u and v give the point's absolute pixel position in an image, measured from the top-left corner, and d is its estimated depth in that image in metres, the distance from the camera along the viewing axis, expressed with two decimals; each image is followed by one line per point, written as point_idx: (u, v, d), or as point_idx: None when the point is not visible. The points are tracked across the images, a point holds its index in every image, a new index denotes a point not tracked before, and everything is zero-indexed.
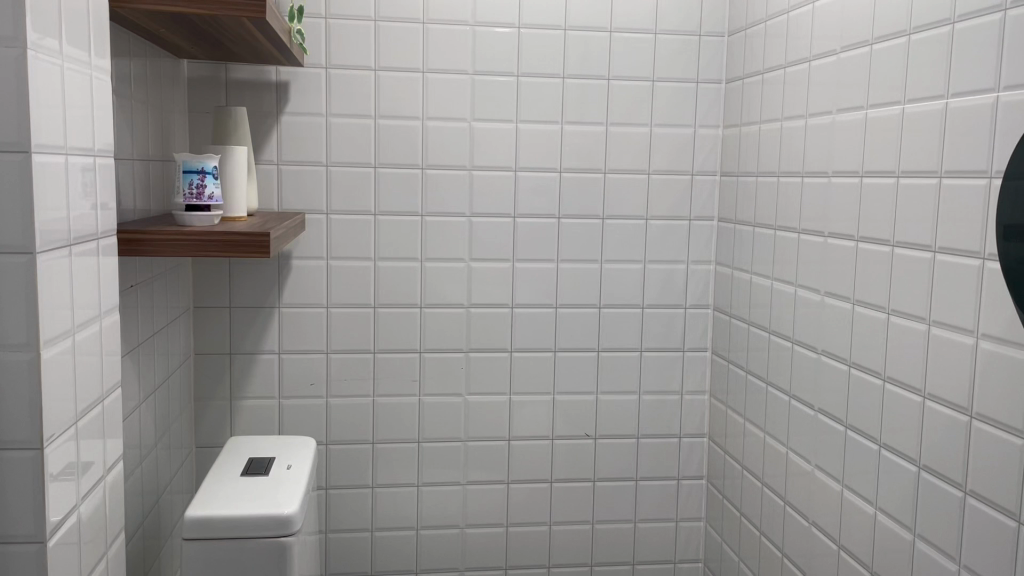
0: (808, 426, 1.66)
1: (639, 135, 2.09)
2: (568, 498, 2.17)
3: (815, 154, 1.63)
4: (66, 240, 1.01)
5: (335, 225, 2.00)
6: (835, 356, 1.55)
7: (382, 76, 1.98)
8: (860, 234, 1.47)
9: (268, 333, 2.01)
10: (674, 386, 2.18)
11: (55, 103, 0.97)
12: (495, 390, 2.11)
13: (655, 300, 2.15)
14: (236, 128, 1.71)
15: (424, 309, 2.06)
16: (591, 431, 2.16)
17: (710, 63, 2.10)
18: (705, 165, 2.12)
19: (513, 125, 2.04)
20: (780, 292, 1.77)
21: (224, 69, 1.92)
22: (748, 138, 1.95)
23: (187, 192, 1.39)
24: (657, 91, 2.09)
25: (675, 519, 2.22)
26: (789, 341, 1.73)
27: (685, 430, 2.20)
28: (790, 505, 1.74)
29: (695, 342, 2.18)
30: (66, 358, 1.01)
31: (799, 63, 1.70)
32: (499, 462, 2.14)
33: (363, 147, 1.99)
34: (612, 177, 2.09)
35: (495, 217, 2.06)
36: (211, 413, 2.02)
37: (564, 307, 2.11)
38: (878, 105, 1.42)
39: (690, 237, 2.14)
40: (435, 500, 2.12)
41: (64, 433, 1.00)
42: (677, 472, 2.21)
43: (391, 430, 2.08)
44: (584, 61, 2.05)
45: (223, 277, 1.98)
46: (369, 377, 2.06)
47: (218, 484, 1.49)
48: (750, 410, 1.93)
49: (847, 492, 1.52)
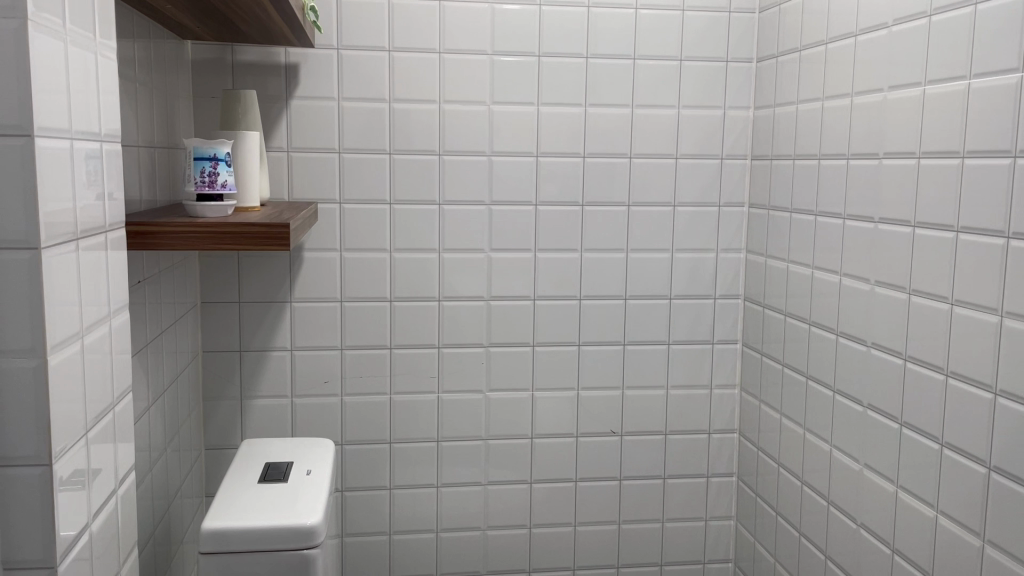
0: (855, 423, 1.57)
1: (665, 116, 1.99)
2: (592, 497, 2.08)
3: (862, 135, 1.54)
4: (72, 233, 0.91)
5: (349, 216, 1.91)
6: (888, 349, 1.46)
7: (396, 58, 1.88)
8: (917, 219, 1.38)
9: (280, 328, 1.92)
10: (702, 380, 2.09)
11: (56, 83, 0.87)
12: (517, 387, 2.02)
13: (683, 291, 2.06)
14: (247, 112, 1.61)
15: (443, 302, 1.97)
16: (617, 427, 2.07)
17: (740, 41, 2.00)
18: (734, 148, 2.03)
19: (535, 107, 1.94)
20: (822, 280, 1.69)
21: (230, 51, 1.82)
22: (783, 120, 1.86)
23: (199, 180, 1.28)
24: (685, 72, 1.99)
25: (704, 517, 2.14)
26: (833, 333, 1.64)
27: (714, 426, 2.11)
28: (834, 505, 1.65)
29: (724, 335, 2.09)
30: (74, 363, 0.92)
31: (842, 39, 1.60)
32: (521, 461, 2.05)
33: (378, 133, 1.89)
34: (637, 162, 2.00)
35: (515, 205, 1.97)
36: (221, 414, 1.92)
37: (588, 298, 2.02)
38: (939, 80, 1.33)
39: (719, 225, 2.05)
40: (455, 501, 2.03)
41: (74, 443, 0.91)
42: (707, 470, 2.12)
43: (409, 429, 1.99)
44: (607, 39, 1.95)
45: (231, 271, 1.88)
46: (386, 374, 1.97)
47: (235, 492, 1.40)
48: (787, 403, 1.84)
49: (902, 493, 1.43)
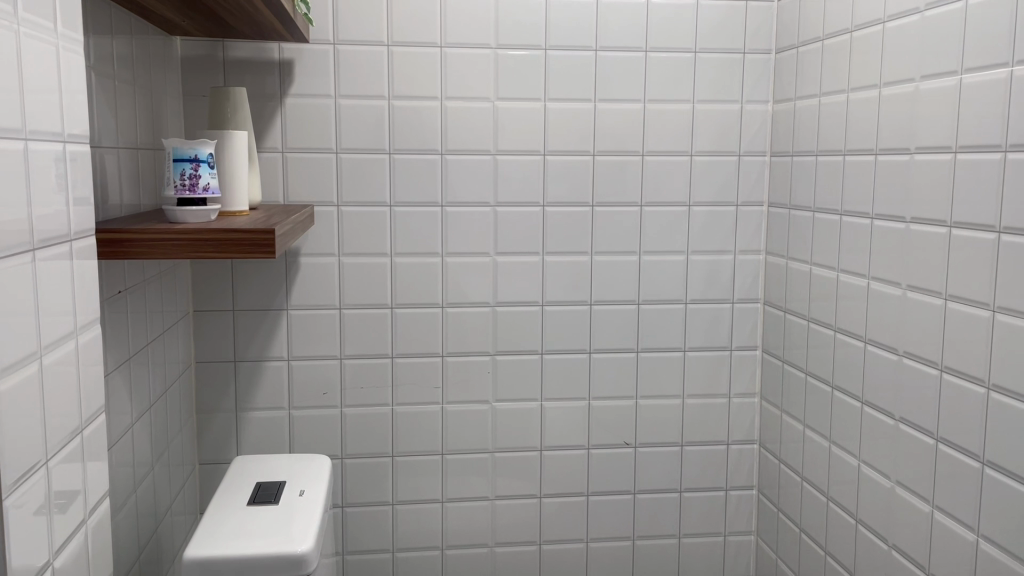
0: (886, 436, 1.47)
1: (679, 112, 1.90)
2: (605, 512, 1.99)
3: (891, 129, 1.44)
4: (28, 242, 0.83)
5: (347, 219, 1.82)
6: (922, 359, 1.36)
7: (396, 52, 1.79)
8: (953, 219, 1.28)
9: (277, 337, 1.83)
10: (720, 389, 1.99)
11: (7, 78, 0.78)
12: (525, 397, 1.93)
13: (699, 295, 1.96)
14: (236, 110, 1.52)
15: (447, 309, 1.88)
16: (630, 439, 1.98)
17: (758, 32, 1.90)
18: (752, 144, 1.93)
19: (542, 103, 1.85)
20: (848, 284, 1.58)
21: (221, 47, 1.74)
22: (804, 114, 1.76)
23: (179, 183, 1.19)
24: (700, 65, 1.89)
25: (723, 532, 2.04)
26: (860, 341, 1.54)
27: (733, 436, 2.01)
28: (863, 524, 1.55)
29: (742, 341, 1.99)
30: (31, 386, 0.83)
31: (869, 26, 1.50)
32: (531, 475, 1.95)
33: (378, 132, 1.81)
34: (650, 160, 1.90)
35: (522, 206, 1.87)
36: (215, 429, 1.84)
37: (599, 304, 1.93)
38: (978, 67, 1.23)
39: (737, 225, 1.95)
40: (461, 517, 1.94)
41: (31, 473, 0.83)
42: (725, 483, 2.02)
43: (412, 442, 1.90)
44: (618, 31, 1.85)
45: (225, 279, 1.80)
46: (388, 384, 1.88)
47: (224, 516, 1.31)
48: (811, 414, 1.74)
49: (938, 514, 1.33)
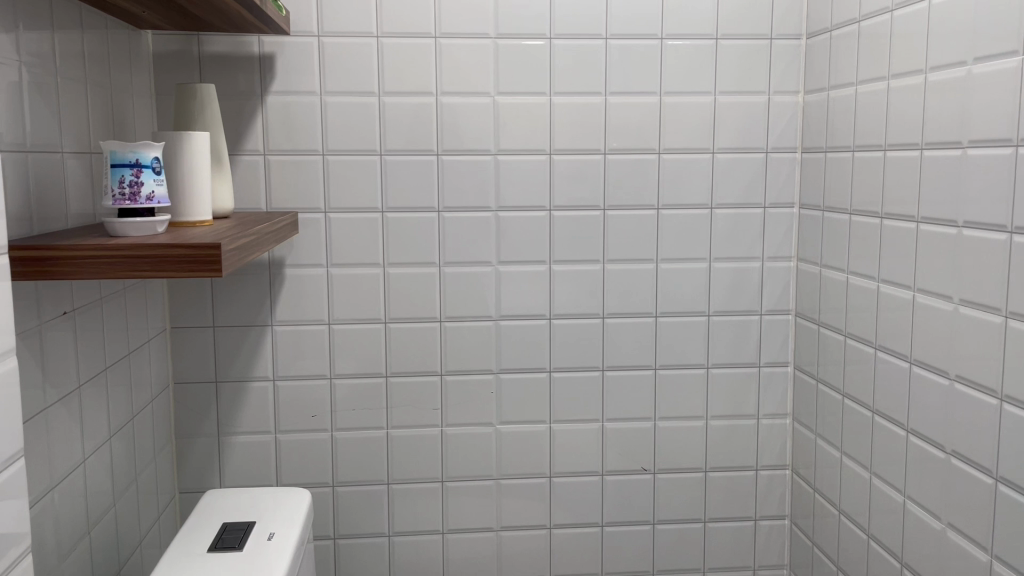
0: (936, 471, 1.28)
1: (700, 106, 1.72)
2: (621, 545, 1.82)
3: (938, 119, 1.26)
4: None
5: (336, 226, 1.67)
6: (977, 385, 1.18)
7: (386, 44, 1.64)
8: (1015, 224, 1.10)
9: (261, 355, 1.69)
10: (748, 409, 1.82)
11: None
12: (532, 419, 1.77)
13: (724, 305, 1.78)
14: (203, 111, 1.38)
15: (445, 323, 1.72)
16: (648, 464, 1.81)
17: (787, 14, 1.72)
18: (782, 139, 1.75)
19: (547, 97, 1.69)
20: (890, 296, 1.40)
21: (196, 42, 1.60)
22: (838, 105, 1.58)
23: (117, 192, 1.04)
24: (721, 53, 1.72)
25: (753, 566, 1.86)
26: (904, 361, 1.36)
27: (762, 462, 1.83)
28: (908, 568, 1.37)
29: (772, 356, 1.81)
30: None
31: (911, 3, 1.32)
32: (539, 504, 1.79)
33: (368, 132, 1.66)
34: (667, 159, 1.73)
35: (526, 210, 1.71)
36: (196, 455, 1.70)
37: (613, 316, 1.76)
38: None
39: (765, 228, 1.77)
40: (463, 550, 1.78)
41: None
42: (755, 512, 1.85)
43: (410, 468, 1.75)
44: (630, 17, 1.68)
45: (205, 292, 1.66)
46: (382, 406, 1.73)
47: (179, 564, 1.15)
48: (848, 440, 1.56)
49: (998, 565, 1.15)
